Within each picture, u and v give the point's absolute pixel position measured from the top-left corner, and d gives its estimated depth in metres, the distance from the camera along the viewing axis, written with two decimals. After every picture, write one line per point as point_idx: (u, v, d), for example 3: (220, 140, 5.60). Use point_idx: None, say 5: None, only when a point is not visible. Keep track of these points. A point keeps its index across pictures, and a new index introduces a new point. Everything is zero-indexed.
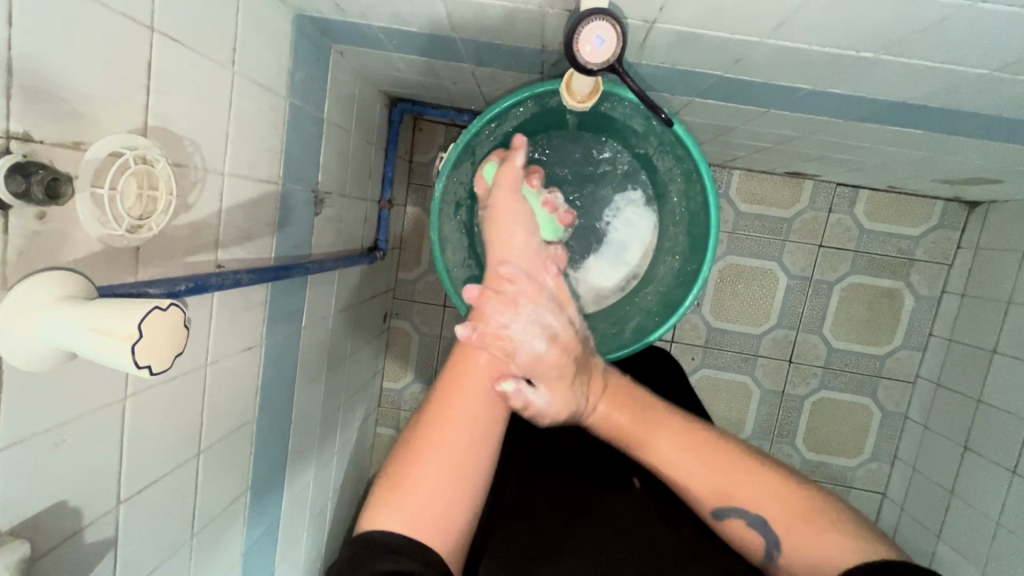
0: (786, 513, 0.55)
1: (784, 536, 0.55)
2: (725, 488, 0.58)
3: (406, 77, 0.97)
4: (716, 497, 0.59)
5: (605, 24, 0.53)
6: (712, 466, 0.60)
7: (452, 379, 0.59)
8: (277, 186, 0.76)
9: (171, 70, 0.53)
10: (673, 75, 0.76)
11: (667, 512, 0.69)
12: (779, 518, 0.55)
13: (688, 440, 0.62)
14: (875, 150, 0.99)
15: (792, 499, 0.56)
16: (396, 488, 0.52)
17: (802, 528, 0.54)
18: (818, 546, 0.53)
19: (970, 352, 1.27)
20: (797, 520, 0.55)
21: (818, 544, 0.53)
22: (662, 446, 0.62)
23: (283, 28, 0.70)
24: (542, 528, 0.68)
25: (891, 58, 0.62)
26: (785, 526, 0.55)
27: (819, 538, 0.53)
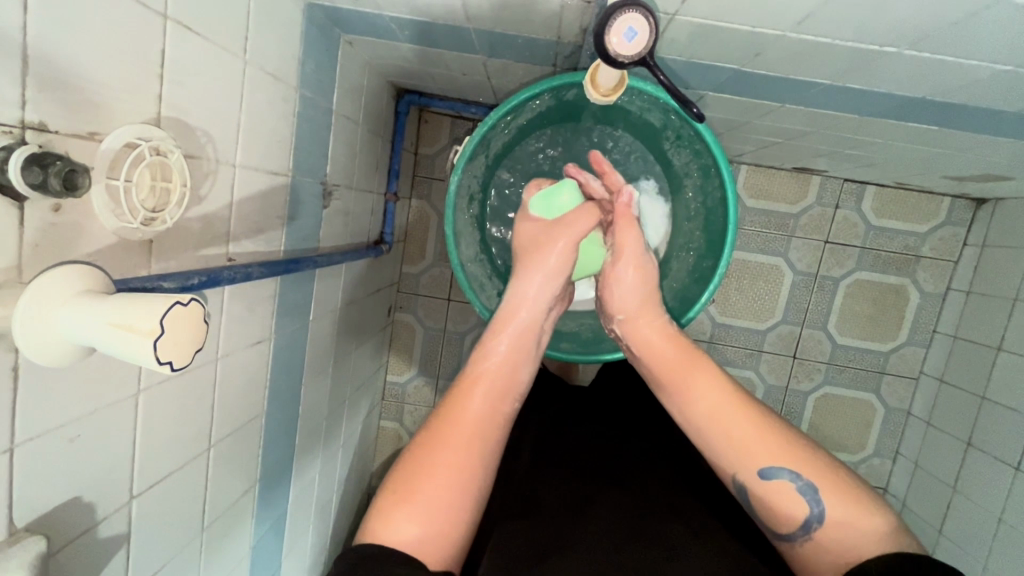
0: (834, 491, 0.55)
1: (834, 512, 0.54)
2: (768, 450, 0.57)
3: (414, 68, 0.96)
4: (765, 453, 0.57)
5: (638, 15, 0.52)
6: (761, 429, 0.58)
7: (456, 399, 0.61)
8: (287, 178, 0.74)
9: (184, 60, 0.52)
10: (690, 69, 0.75)
11: (677, 507, 0.68)
12: (833, 493, 0.55)
13: (726, 395, 0.61)
14: (887, 146, 0.98)
15: (831, 474, 0.56)
16: (390, 500, 0.55)
17: (849, 507, 0.54)
18: (853, 527, 0.53)
19: (974, 349, 1.28)
20: (838, 491, 0.55)
21: (859, 526, 0.53)
22: (701, 396, 0.61)
23: (295, 17, 0.69)
24: (548, 516, 0.67)
25: (914, 53, 0.61)
26: (836, 502, 0.54)
27: (863, 519, 0.53)
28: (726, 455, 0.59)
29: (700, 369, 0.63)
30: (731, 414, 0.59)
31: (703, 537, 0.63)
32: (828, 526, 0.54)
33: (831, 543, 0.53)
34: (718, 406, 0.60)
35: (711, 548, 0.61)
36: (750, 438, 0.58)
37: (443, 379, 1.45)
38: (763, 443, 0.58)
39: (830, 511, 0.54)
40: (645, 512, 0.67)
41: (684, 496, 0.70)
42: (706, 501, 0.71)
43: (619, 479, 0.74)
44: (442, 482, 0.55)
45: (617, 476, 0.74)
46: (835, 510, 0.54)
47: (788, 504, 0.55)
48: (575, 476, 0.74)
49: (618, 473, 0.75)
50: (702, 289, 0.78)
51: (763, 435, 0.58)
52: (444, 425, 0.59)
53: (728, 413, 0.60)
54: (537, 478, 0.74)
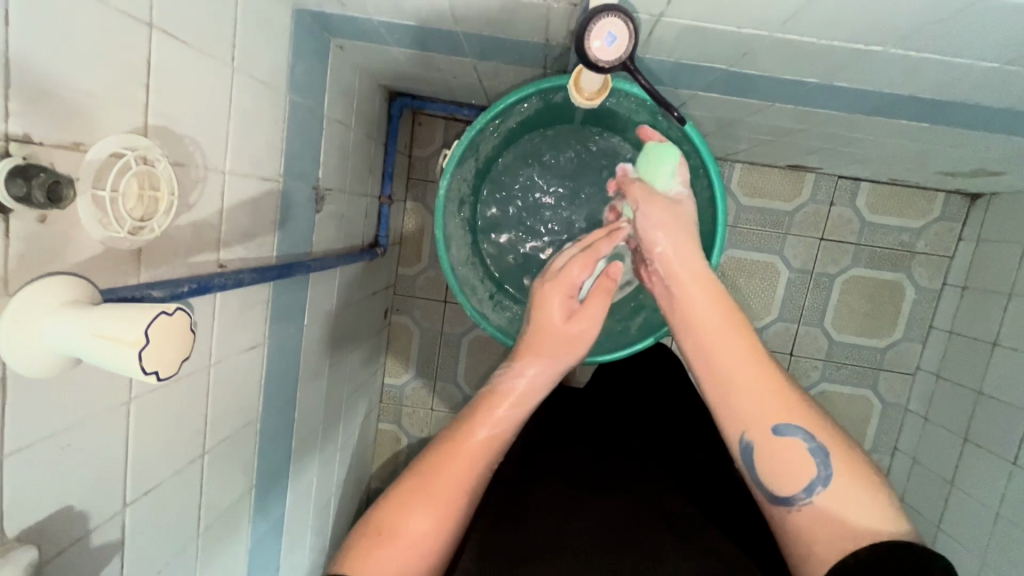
0: (843, 460, 0.55)
1: (839, 479, 0.54)
2: (785, 409, 0.58)
3: (405, 71, 0.96)
4: (780, 409, 0.58)
5: (619, 20, 0.52)
6: (781, 391, 0.59)
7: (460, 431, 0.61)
8: (278, 184, 0.75)
9: (170, 68, 0.52)
10: (678, 69, 0.76)
11: (667, 512, 0.68)
12: (842, 461, 0.55)
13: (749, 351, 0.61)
14: (879, 143, 0.98)
15: (841, 442, 0.57)
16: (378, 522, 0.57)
17: (855, 479, 0.54)
18: (860, 499, 0.53)
19: (970, 344, 1.28)
20: (848, 459, 0.55)
21: (863, 499, 0.53)
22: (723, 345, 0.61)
23: (283, 22, 0.69)
24: (536, 516, 0.67)
25: (899, 51, 0.61)
26: (843, 472, 0.55)
27: (866, 491, 0.54)
28: (743, 408, 0.59)
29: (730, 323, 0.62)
30: (752, 369, 0.60)
31: (690, 540, 0.63)
32: (832, 490, 0.54)
33: (835, 508, 0.53)
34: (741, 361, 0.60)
35: (697, 551, 0.62)
36: (769, 395, 0.59)
37: (440, 381, 1.45)
38: (780, 402, 0.58)
39: (837, 476, 0.54)
40: (633, 518, 0.67)
41: (673, 498, 0.71)
42: (695, 501, 0.71)
43: (608, 479, 0.74)
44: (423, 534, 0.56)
45: (608, 477, 0.74)
46: (841, 476, 0.54)
47: (799, 467, 0.55)
48: (565, 477, 0.74)
49: (606, 474, 0.75)
50: None
51: (779, 394, 0.59)
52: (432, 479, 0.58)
53: (752, 370, 0.60)
54: (526, 480, 0.73)
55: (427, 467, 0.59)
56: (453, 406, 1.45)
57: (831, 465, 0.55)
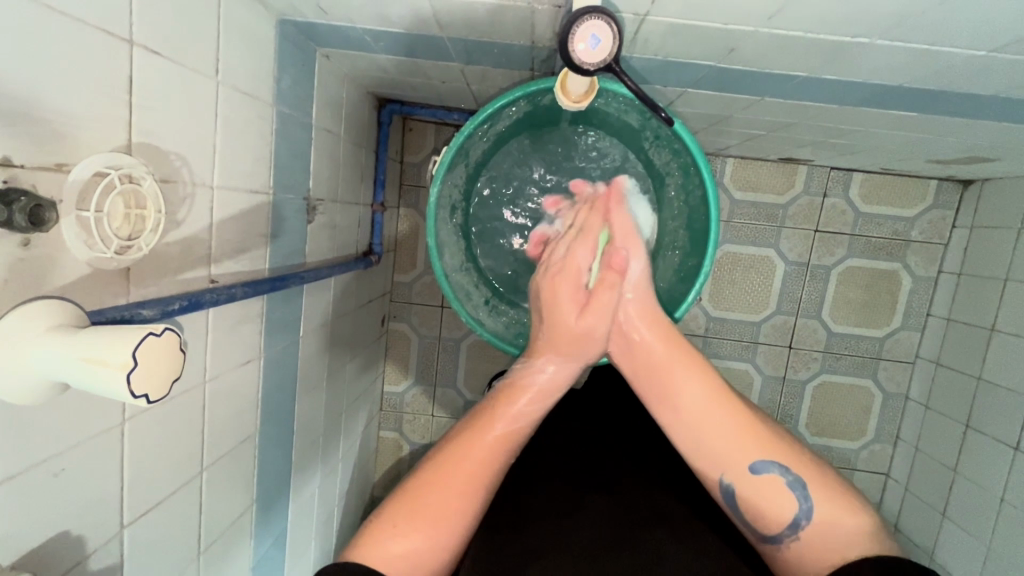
0: (821, 487, 0.56)
1: (821, 508, 0.55)
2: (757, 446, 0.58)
3: (393, 77, 0.96)
4: (753, 448, 0.58)
5: (601, 22, 0.52)
6: (750, 427, 0.59)
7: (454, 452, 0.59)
8: (267, 197, 0.74)
9: (153, 84, 0.51)
10: (666, 67, 0.75)
11: (662, 511, 0.67)
12: (820, 489, 0.55)
13: (717, 395, 0.60)
14: (870, 133, 0.98)
15: (816, 469, 0.57)
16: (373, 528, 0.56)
17: (836, 505, 0.55)
18: (843, 527, 0.54)
19: (968, 331, 1.28)
20: (826, 487, 0.56)
21: (848, 522, 0.54)
22: (685, 388, 0.61)
23: (266, 33, 0.69)
24: (531, 522, 0.66)
25: (886, 42, 0.61)
26: (823, 499, 0.55)
27: (851, 518, 0.54)
28: (718, 451, 0.58)
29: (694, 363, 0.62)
30: (718, 412, 0.59)
31: (685, 539, 0.63)
32: (813, 518, 0.54)
33: (820, 536, 0.54)
34: (709, 405, 0.60)
35: (692, 551, 0.61)
36: (740, 435, 0.58)
37: (440, 386, 1.45)
38: (752, 440, 0.58)
39: (818, 506, 0.55)
40: (627, 518, 0.66)
41: (670, 498, 0.70)
42: (690, 500, 0.70)
43: (602, 481, 0.73)
44: (449, 505, 0.56)
45: (604, 478, 0.74)
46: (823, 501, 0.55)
47: (776, 508, 0.55)
48: (559, 479, 0.74)
49: (601, 476, 0.74)
50: (688, 287, 0.77)
51: (750, 430, 0.58)
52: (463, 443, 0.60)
53: (721, 414, 0.59)
54: (519, 485, 0.73)
55: (457, 439, 0.60)
56: (454, 412, 1.45)
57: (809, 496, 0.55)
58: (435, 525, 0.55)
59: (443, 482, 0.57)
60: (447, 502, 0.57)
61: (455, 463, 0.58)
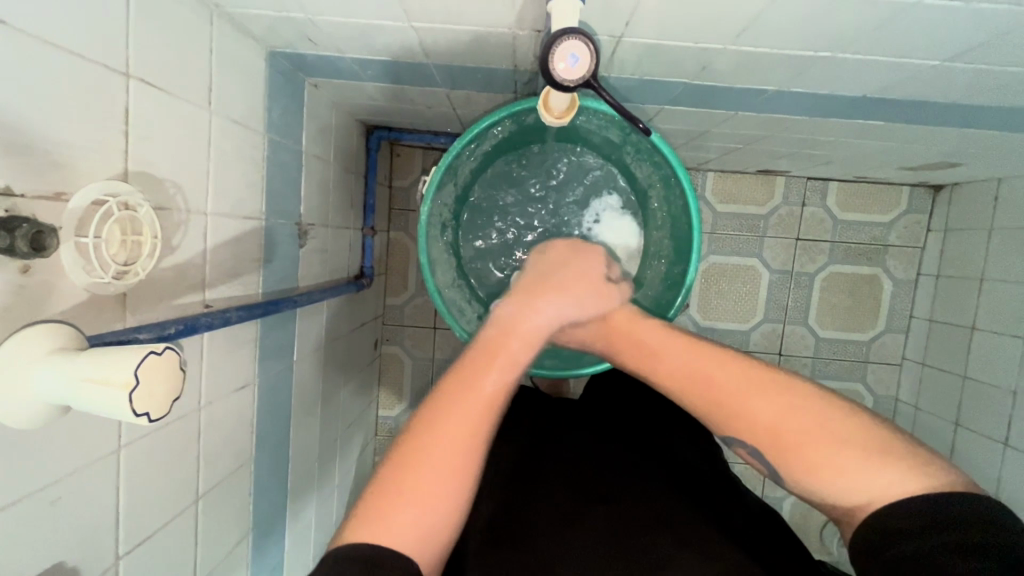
0: (833, 432, 0.48)
1: (843, 453, 0.47)
2: (745, 400, 0.52)
3: (380, 105, 0.98)
4: (737, 401, 0.53)
5: (579, 42, 0.53)
6: (742, 379, 0.53)
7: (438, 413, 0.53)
8: (260, 222, 0.75)
9: (148, 114, 0.53)
10: (644, 86, 0.79)
11: (665, 518, 0.66)
12: (825, 433, 0.48)
13: (693, 347, 0.58)
14: (842, 143, 1.02)
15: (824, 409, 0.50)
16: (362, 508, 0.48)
17: (858, 452, 0.46)
18: (869, 475, 0.45)
19: (951, 331, 1.31)
20: (838, 432, 0.48)
21: (880, 468, 0.45)
22: (668, 359, 0.59)
23: (256, 65, 0.71)
24: (537, 536, 0.65)
25: (847, 55, 0.65)
26: (840, 446, 0.47)
27: (880, 463, 0.45)
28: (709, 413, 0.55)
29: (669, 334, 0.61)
30: (699, 370, 0.56)
31: (692, 545, 0.62)
32: (823, 462, 0.47)
33: (824, 487, 0.47)
34: (685, 359, 0.58)
35: (702, 555, 0.60)
36: (727, 389, 0.53)
37: None
38: (735, 389, 0.53)
39: (839, 454, 0.47)
40: (630, 526, 0.65)
41: (670, 501, 0.70)
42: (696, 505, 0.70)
43: (604, 489, 0.72)
44: (438, 475, 0.50)
45: (604, 486, 0.72)
46: (837, 445, 0.47)
47: (758, 459, 0.52)
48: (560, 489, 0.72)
49: (603, 482, 0.73)
50: (676, 293, 0.79)
51: (739, 380, 0.53)
52: (461, 392, 0.54)
53: (700, 374, 0.56)
54: (521, 497, 0.72)
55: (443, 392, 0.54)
56: None
57: (815, 439, 0.48)
58: (432, 488, 0.49)
59: (431, 445, 0.51)
60: (437, 462, 0.50)
61: (451, 419, 0.52)
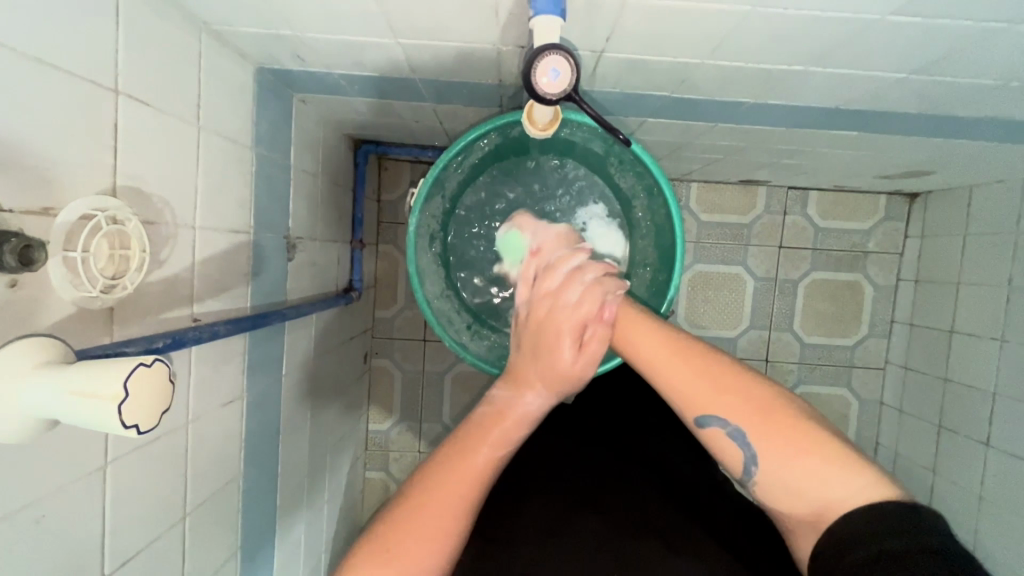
0: (801, 434, 0.49)
1: (806, 458, 0.48)
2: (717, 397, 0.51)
3: (368, 119, 1.00)
4: (711, 399, 0.51)
5: (560, 57, 0.54)
6: (715, 375, 0.52)
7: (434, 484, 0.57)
8: (248, 236, 0.76)
9: (136, 130, 0.53)
10: (626, 99, 0.81)
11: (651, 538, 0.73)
12: (793, 436, 0.49)
13: (667, 337, 0.56)
14: (819, 153, 1.05)
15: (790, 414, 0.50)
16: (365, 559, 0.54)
17: (822, 458, 0.48)
18: (831, 477, 0.47)
19: (931, 334, 1.34)
20: (804, 436, 0.49)
21: (844, 475, 0.47)
22: (647, 349, 0.55)
23: (244, 81, 0.72)
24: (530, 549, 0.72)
25: (819, 69, 0.67)
26: (805, 451, 0.48)
27: (843, 470, 0.47)
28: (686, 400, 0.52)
29: (648, 322, 0.57)
30: (680, 364, 0.53)
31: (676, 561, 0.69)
32: (785, 462, 0.48)
33: (796, 482, 0.48)
34: (668, 351, 0.54)
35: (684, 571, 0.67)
36: (703, 381, 0.52)
37: (426, 421, 1.44)
38: (710, 385, 0.52)
39: (799, 457, 0.48)
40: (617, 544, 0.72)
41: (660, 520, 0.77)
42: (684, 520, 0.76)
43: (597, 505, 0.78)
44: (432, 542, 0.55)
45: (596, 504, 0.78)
46: (798, 445, 0.48)
47: (732, 446, 0.50)
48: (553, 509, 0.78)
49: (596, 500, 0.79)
50: (661, 299, 0.80)
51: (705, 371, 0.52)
52: (455, 461, 0.59)
53: (680, 366, 0.53)
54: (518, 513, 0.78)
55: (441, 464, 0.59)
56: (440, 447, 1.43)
57: (781, 439, 0.49)
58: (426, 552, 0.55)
59: (427, 514, 0.56)
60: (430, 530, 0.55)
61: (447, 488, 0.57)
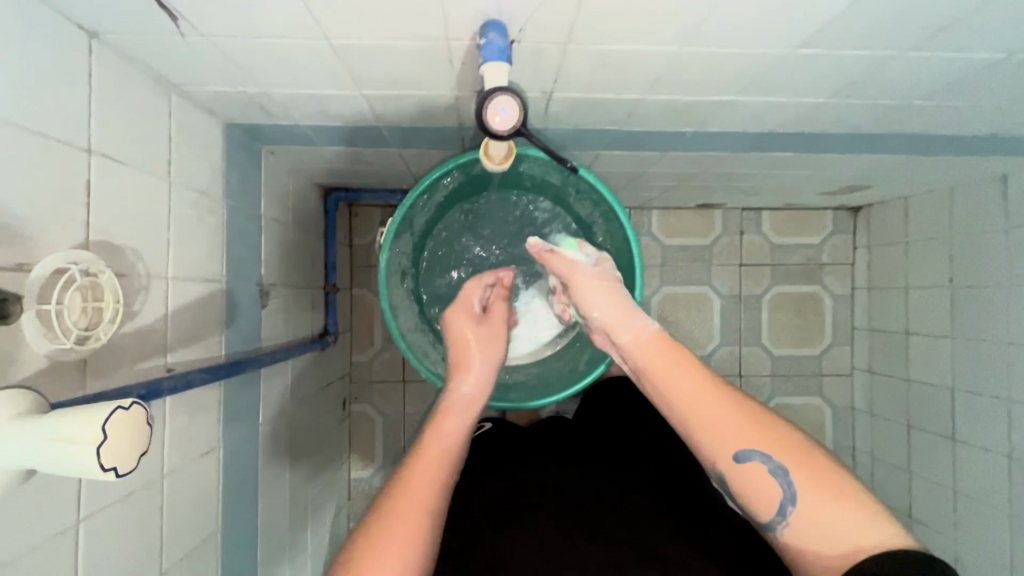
0: (830, 484, 0.58)
1: (833, 503, 0.56)
2: (758, 443, 0.60)
3: (336, 167, 1.03)
4: (750, 442, 0.60)
5: (510, 98, 0.57)
6: (754, 425, 0.61)
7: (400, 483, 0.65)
8: (221, 284, 0.77)
9: (108, 187, 0.55)
10: (578, 134, 0.86)
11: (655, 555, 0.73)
12: (824, 486, 0.57)
13: (712, 387, 0.64)
14: (764, 175, 1.13)
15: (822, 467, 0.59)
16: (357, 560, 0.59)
17: (845, 504, 0.56)
18: (849, 522, 0.55)
19: (889, 338, 1.41)
20: (834, 488, 0.57)
21: (863, 521, 0.55)
22: (698, 397, 0.63)
23: (214, 137, 0.75)
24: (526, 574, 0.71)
25: (748, 98, 0.74)
26: (833, 496, 0.57)
27: (862, 516, 0.56)
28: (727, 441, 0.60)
29: (695, 371, 0.65)
30: (726, 414, 0.62)
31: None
32: (820, 507, 0.56)
33: (824, 525, 0.56)
34: (712, 400, 0.62)
35: None
36: (745, 428, 0.61)
37: None
38: (749, 433, 0.60)
39: (829, 504, 0.56)
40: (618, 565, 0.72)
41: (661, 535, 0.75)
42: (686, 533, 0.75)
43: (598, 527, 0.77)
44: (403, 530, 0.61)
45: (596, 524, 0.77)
46: (827, 493, 0.57)
47: (771, 486, 0.58)
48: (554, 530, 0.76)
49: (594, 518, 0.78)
50: None
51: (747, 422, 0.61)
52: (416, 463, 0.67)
53: (725, 416, 0.62)
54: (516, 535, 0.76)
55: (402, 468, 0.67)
56: None
57: (814, 486, 0.57)
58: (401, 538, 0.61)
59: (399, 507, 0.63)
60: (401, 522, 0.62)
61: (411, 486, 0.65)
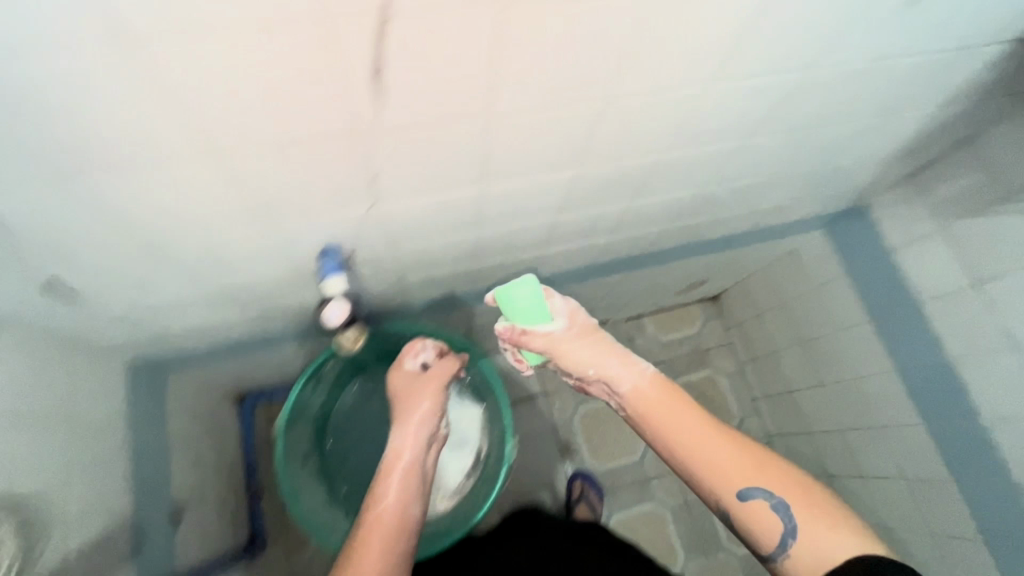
0: (814, 508, 0.58)
1: (821, 528, 0.57)
2: (753, 475, 0.60)
3: (243, 374, 1.13)
4: (746, 477, 0.60)
5: (342, 308, 0.76)
6: (748, 455, 0.61)
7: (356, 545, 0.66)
8: (126, 513, 0.79)
9: (12, 442, 0.62)
10: (444, 301, 1.04)
11: None
12: (813, 510, 0.58)
13: (709, 425, 0.63)
14: (618, 292, 1.35)
15: (808, 495, 0.59)
16: None
17: (836, 526, 0.57)
18: (839, 544, 0.55)
19: (781, 400, 1.57)
20: (824, 511, 0.58)
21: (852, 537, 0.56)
22: (689, 440, 0.63)
23: (118, 374, 0.84)
24: None
25: (560, 248, 0.96)
26: (824, 520, 0.57)
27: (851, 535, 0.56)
28: (720, 473, 0.60)
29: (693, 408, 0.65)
30: (722, 449, 0.62)
31: None
32: (814, 531, 0.56)
33: (823, 549, 0.56)
34: (707, 432, 0.63)
35: None
36: (734, 461, 0.61)
37: None
38: (741, 468, 0.60)
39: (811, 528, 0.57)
40: None
41: None
42: None
43: None
44: None
45: None
46: (817, 517, 0.57)
47: (771, 520, 0.58)
48: None
49: None
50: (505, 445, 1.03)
51: (741, 454, 0.61)
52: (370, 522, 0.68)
53: (721, 453, 0.61)
54: None
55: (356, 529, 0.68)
56: None
57: (807, 511, 0.58)
58: None
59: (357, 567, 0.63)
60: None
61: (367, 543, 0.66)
